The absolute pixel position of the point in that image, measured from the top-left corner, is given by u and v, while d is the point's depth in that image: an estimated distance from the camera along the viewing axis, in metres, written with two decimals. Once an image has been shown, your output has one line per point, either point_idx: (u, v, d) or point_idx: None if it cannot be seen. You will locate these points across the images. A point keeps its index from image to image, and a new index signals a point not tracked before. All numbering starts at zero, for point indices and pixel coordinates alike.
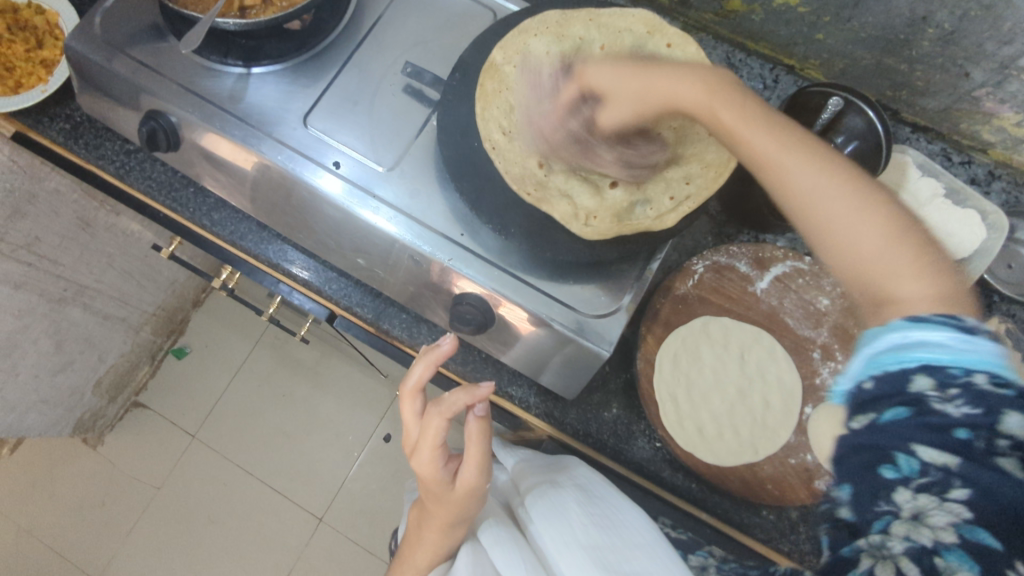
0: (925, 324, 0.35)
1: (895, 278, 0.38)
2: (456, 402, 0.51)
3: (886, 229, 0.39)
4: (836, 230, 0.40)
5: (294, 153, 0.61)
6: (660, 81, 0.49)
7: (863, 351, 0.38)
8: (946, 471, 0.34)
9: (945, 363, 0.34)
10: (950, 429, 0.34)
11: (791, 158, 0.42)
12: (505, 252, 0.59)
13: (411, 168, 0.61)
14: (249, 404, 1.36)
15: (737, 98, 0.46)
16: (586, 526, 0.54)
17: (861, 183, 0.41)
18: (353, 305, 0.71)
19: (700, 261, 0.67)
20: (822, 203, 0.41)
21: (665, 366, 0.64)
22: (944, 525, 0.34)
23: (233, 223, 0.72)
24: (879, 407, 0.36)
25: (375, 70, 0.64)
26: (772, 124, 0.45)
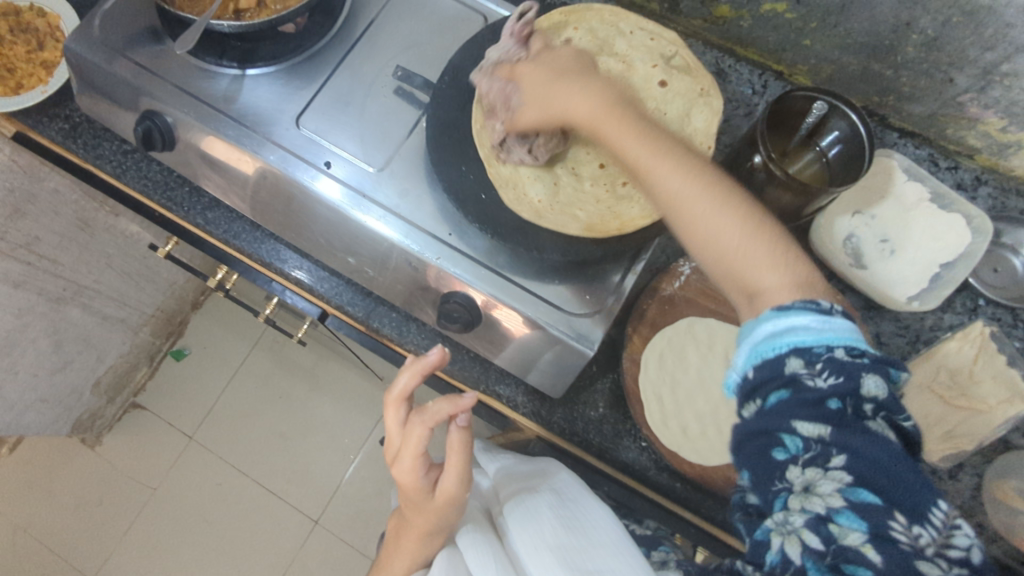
0: (790, 311, 0.39)
1: (756, 269, 0.42)
2: (439, 411, 0.53)
3: (742, 224, 0.43)
4: (697, 224, 0.44)
5: (286, 154, 0.62)
6: (560, 94, 0.51)
7: (745, 343, 0.41)
8: (823, 442, 0.36)
9: (811, 343, 0.37)
10: (824, 401, 0.36)
11: (662, 166, 0.46)
12: (493, 251, 0.60)
13: (400, 167, 0.62)
14: (246, 406, 1.37)
15: (627, 115, 0.49)
16: (557, 530, 0.54)
17: (716, 182, 0.45)
18: (344, 304, 0.72)
19: (687, 263, 0.68)
20: (685, 205, 0.44)
21: (650, 366, 0.65)
22: (831, 491, 0.36)
23: (227, 222, 0.73)
24: (765, 392, 0.39)
25: (367, 72, 0.66)
26: (647, 133, 0.48)
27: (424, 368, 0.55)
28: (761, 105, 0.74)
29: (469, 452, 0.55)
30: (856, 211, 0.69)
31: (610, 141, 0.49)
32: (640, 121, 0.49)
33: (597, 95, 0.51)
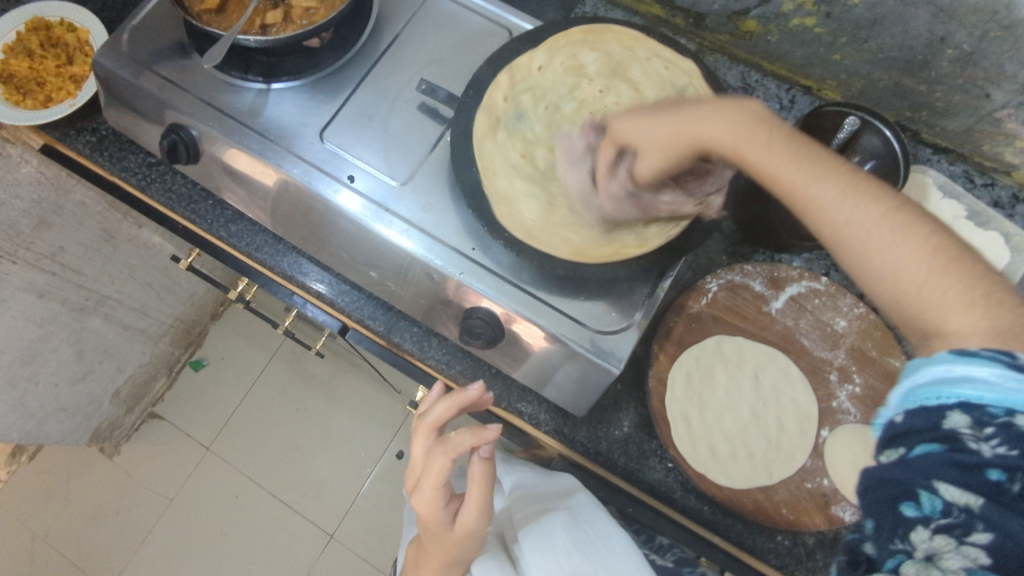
0: (971, 358, 0.32)
1: (943, 311, 0.36)
2: (462, 443, 0.52)
3: (933, 265, 0.36)
4: (881, 257, 0.37)
5: (310, 167, 0.61)
6: (687, 122, 0.43)
7: (905, 380, 0.35)
8: (969, 513, 0.31)
9: (985, 402, 0.31)
10: (981, 469, 0.31)
11: (828, 195, 0.39)
12: (517, 268, 0.59)
13: (424, 181, 0.62)
14: (263, 418, 1.37)
15: (776, 132, 0.41)
16: (574, 556, 0.54)
17: (899, 210, 0.38)
18: (365, 318, 0.71)
19: (714, 279, 0.66)
20: (861, 239, 0.38)
21: (677, 384, 0.63)
22: (958, 570, 0.31)
23: (250, 235, 0.73)
24: (912, 440, 0.33)
25: (391, 87, 0.65)
26: (808, 154, 0.40)
27: (463, 400, 0.54)
28: (790, 122, 0.73)
29: (492, 484, 0.54)
30: None
31: (754, 168, 0.41)
32: (797, 138, 0.41)
33: (733, 109, 0.42)
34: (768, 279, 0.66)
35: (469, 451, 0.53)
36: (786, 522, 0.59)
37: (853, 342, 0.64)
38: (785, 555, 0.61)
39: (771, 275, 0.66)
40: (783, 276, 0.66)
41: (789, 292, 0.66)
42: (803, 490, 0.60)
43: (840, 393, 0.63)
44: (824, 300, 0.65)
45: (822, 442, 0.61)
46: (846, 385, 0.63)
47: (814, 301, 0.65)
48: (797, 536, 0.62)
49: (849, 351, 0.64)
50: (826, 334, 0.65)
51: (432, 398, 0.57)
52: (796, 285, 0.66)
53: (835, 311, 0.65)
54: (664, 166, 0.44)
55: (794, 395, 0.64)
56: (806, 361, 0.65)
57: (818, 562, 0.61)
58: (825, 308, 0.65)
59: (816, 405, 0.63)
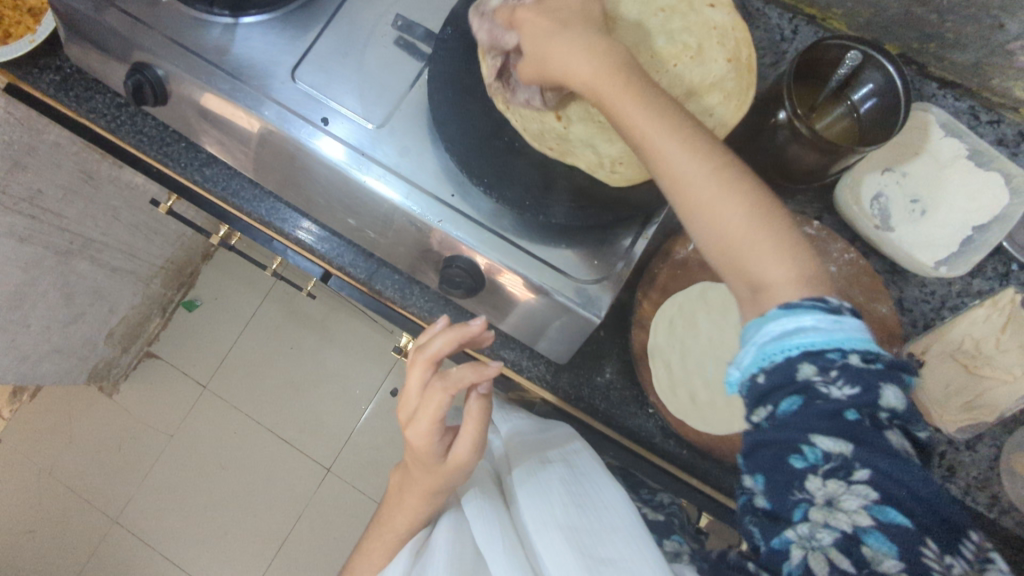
0: (796, 310, 0.38)
1: (756, 260, 0.41)
2: (462, 378, 0.52)
3: (744, 212, 0.41)
4: (700, 202, 0.41)
5: (283, 110, 0.58)
6: (558, 50, 0.44)
7: (751, 340, 0.40)
8: (845, 457, 0.37)
9: (822, 348, 0.37)
10: (840, 412, 0.37)
11: (671, 144, 0.41)
12: (498, 215, 0.57)
13: (401, 123, 0.59)
14: (259, 357, 1.38)
15: (628, 82, 0.43)
16: (567, 507, 0.53)
17: (727, 164, 0.41)
18: (346, 266, 0.70)
19: None
20: (692, 189, 0.41)
21: (660, 332, 0.63)
22: (856, 508, 0.37)
23: (226, 179, 0.71)
24: (775, 397, 0.38)
25: (365, 20, 0.61)
26: (653, 102, 0.42)
27: (463, 334, 0.54)
28: (791, 55, 0.69)
29: (487, 419, 0.56)
30: (886, 168, 0.65)
31: (609, 109, 0.43)
32: (648, 89, 0.43)
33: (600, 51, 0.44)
34: None
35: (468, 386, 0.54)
36: None
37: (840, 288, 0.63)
38: None
39: None
40: None
41: None
42: None
43: None
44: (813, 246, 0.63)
45: None
46: None
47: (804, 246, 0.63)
48: None
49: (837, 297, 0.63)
50: None
51: (430, 330, 0.56)
52: None
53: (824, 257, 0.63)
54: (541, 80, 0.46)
55: None
56: None
57: None
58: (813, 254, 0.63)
59: None
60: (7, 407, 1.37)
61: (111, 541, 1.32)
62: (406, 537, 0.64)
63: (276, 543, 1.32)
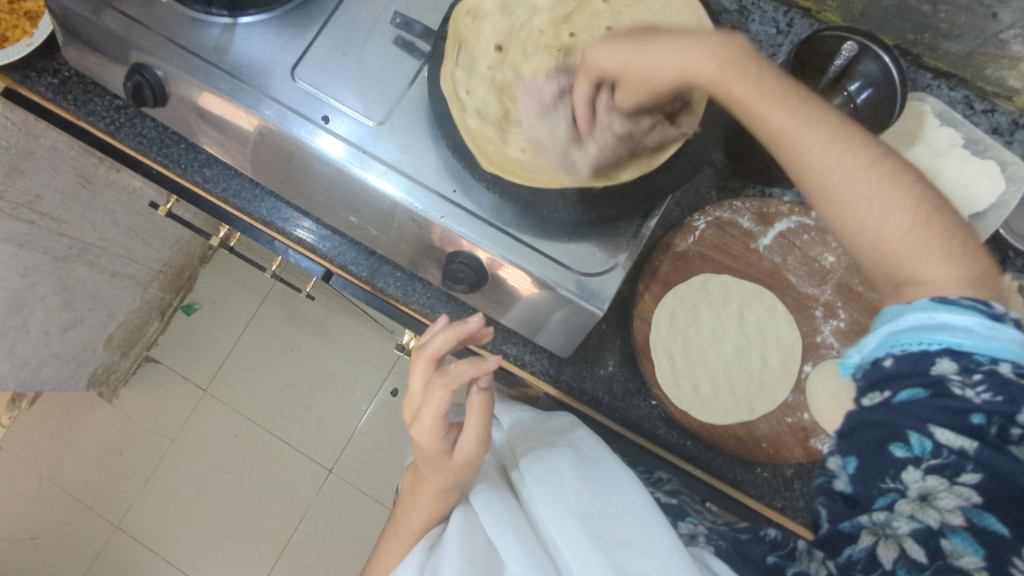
0: (953, 307, 0.37)
1: (921, 262, 0.41)
2: (462, 374, 0.52)
3: (909, 215, 0.42)
4: (857, 208, 0.43)
5: (283, 109, 0.58)
6: (661, 56, 0.47)
7: (886, 327, 0.39)
8: (960, 455, 0.35)
9: (968, 348, 0.35)
10: (968, 413, 0.35)
11: (812, 139, 0.43)
12: (499, 210, 0.57)
13: (402, 120, 0.59)
14: (258, 359, 1.38)
15: (765, 76, 0.45)
16: (578, 491, 0.53)
17: (881, 163, 0.43)
18: (348, 263, 0.70)
19: (701, 217, 0.65)
20: (844, 185, 0.43)
21: (662, 324, 0.63)
22: (951, 507, 0.35)
23: (226, 179, 0.71)
24: (899, 386, 0.37)
25: (365, 18, 0.62)
26: (796, 100, 0.45)
27: (462, 332, 0.54)
28: (786, 47, 0.69)
29: (490, 415, 0.55)
30: None
31: (739, 104, 0.45)
32: (795, 90, 0.45)
33: (710, 42, 0.46)
34: (756, 215, 0.64)
35: (469, 382, 0.54)
36: (766, 454, 0.60)
37: (840, 277, 0.63)
38: (763, 486, 0.63)
39: (760, 210, 0.64)
40: (772, 212, 0.64)
41: (777, 229, 0.64)
42: (784, 425, 0.61)
43: (825, 328, 0.63)
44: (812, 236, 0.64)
45: (804, 377, 0.62)
46: (830, 320, 0.63)
47: (803, 237, 0.64)
48: (775, 468, 0.63)
49: (836, 286, 0.63)
50: (813, 270, 0.64)
51: (432, 328, 0.57)
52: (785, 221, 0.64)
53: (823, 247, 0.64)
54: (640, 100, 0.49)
55: (778, 332, 0.64)
56: (792, 298, 0.64)
57: (796, 491, 0.63)
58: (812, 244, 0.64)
59: (800, 339, 0.63)
60: (6, 414, 1.36)
61: (114, 547, 1.32)
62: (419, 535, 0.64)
63: (279, 546, 1.32)
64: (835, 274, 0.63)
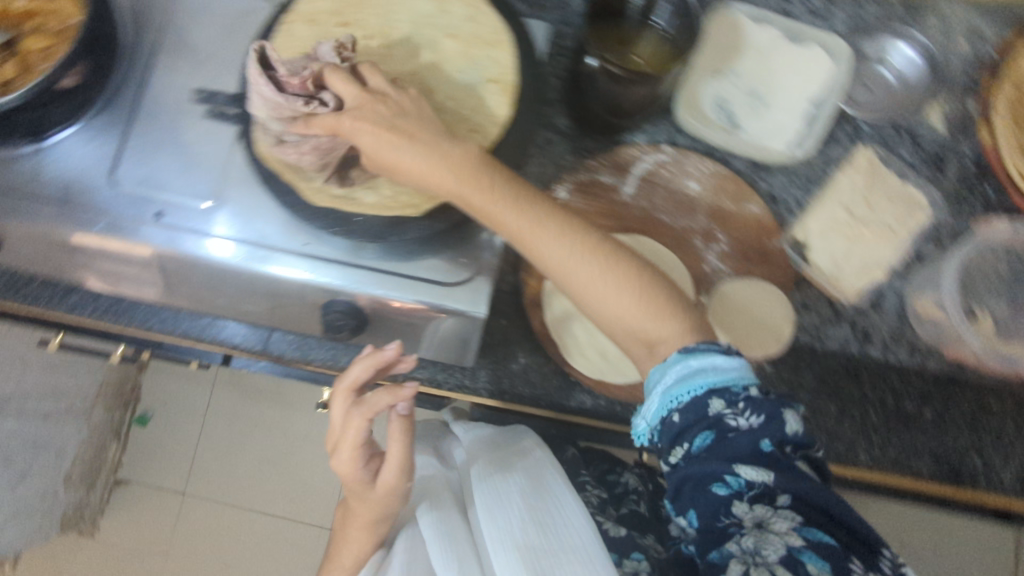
0: (698, 353, 0.48)
1: (650, 326, 0.53)
2: (378, 403, 0.51)
3: (632, 294, 0.53)
4: (590, 294, 0.53)
5: (114, 219, 0.57)
6: (407, 163, 0.52)
7: (655, 392, 0.50)
8: (769, 485, 0.45)
9: (726, 385, 0.47)
10: (757, 441, 0.46)
11: (543, 231, 0.52)
12: (357, 248, 0.57)
13: (235, 192, 0.58)
14: (226, 446, 1.36)
15: (489, 178, 0.51)
16: (524, 524, 0.53)
17: (600, 247, 0.54)
18: (238, 343, 0.68)
19: (562, 187, 0.65)
20: (571, 271, 0.52)
21: (554, 305, 0.64)
22: (786, 529, 0.45)
23: (94, 300, 0.68)
24: (693, 433, 0.47)
25: (170, 102, 0.61)
26: (522, 200, 0.52)
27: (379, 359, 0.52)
28: None
29: (411, 440, 0.55)
30: (716, 71, 0.66)
31: (478, 206, 0.52)
32: (521, 190, 0.53)
33: (443, 155, 0.51)
34: (613, 167, 0.66)
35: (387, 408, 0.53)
36: None
37: (709, 201, 0.66)
38: None
39: (615, 161, 0.66)
40: (626, 159, 0.66)
41: (637, 174, 0.66)
42: None
43: (708, 254, 0.65)
44: (671, 170, 0.66)
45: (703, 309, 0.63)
46: (711, 246, 0.65)
47: (662, 175, 0.66)
48: None
49: (708, 213, 0.66)
50: (680, 203, 0.66)
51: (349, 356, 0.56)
52: (642, 165, 0.66)
53: (683, 177, 0.66)
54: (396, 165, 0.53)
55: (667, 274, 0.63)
56: (670, 237, 0.65)
57: None
58: (674, 178, 0.66)
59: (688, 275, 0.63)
60: None
61: None
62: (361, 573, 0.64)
63: None
64: (702, 200, 0.66)
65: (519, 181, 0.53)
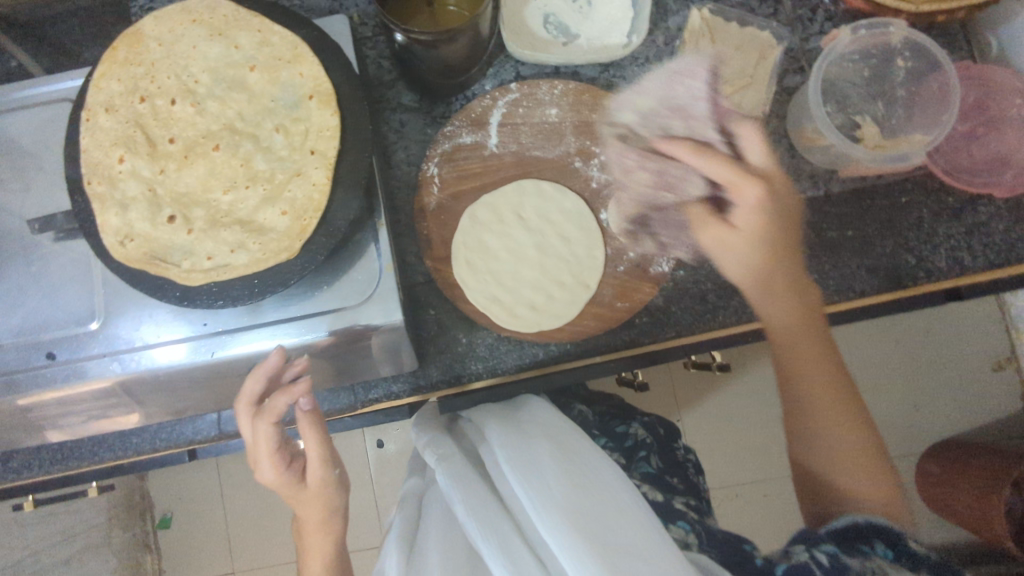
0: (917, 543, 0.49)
1: (846, 475, 0.53)
2: (277, 405, 0.53)
3: (862, 469, 0.53)
4: (815, 439, 0.55)
5: (11, 375, 0.56)
6: (734, 250, 0.55)
7: None
8: (914, 560, 0.46)
9: None
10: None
11: (812, 377, 0.56)
12: (255, 308, 0.56)
13: (111, 304, 0.56)
14: (250, 516, 1.35)
15: (808, 349, 0.56)
16: (564, 484, 0.45)
17: (861, 433, 0.55)
18: (193, 437, 0.67)
19: (430, 164, 0.64)
20: (809, 416, 0.56)
21: (467, 278, 0.63)
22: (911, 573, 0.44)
23: (36, 456, 0.66)
24: None
25: (11, 243, 0.58)
26: (819, 361, 0.56)
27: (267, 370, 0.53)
28: None
29: (325, 432, 0.56)
30: None
31: (776, 338, 0.57)
32: (810, 350, 0.56)
33: (780, 301, 0.56)
34: (470, 125, 0.65)
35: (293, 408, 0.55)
36: (628, 310, 0.62)
37: (574, 119, 0.65)
38: (652, 330, 0.62)
39: (470, 118, 0.65)
40: (480, 112, 0.65)
41: (495, 122, 0.65)
42: (620, 275, 0.63)
43: (594, 171, 0.65)
44: (526, 104, 0.65)
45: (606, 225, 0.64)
46: (593, 161, 0.65)
47: (520, 112, 0.65)
48: (648, 307, 0.63)
49: (575, 130, 0.64)
50: (548, 132, 0.65)
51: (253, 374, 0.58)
52: (496, 111, 0.65)
53: (541, 106, 0.65)
54: (750, 265, 0.55)
55: (561, 209, 0.64)
56: (550, 168, 0.65)
57: (678, 313, 0.62)
58: (533, 111, 0.65)
59: (583, 202, 0.64)
60: None
61: None
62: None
63: None
64: (567, 121, 0.64)
65: (841, 373, 0.56)
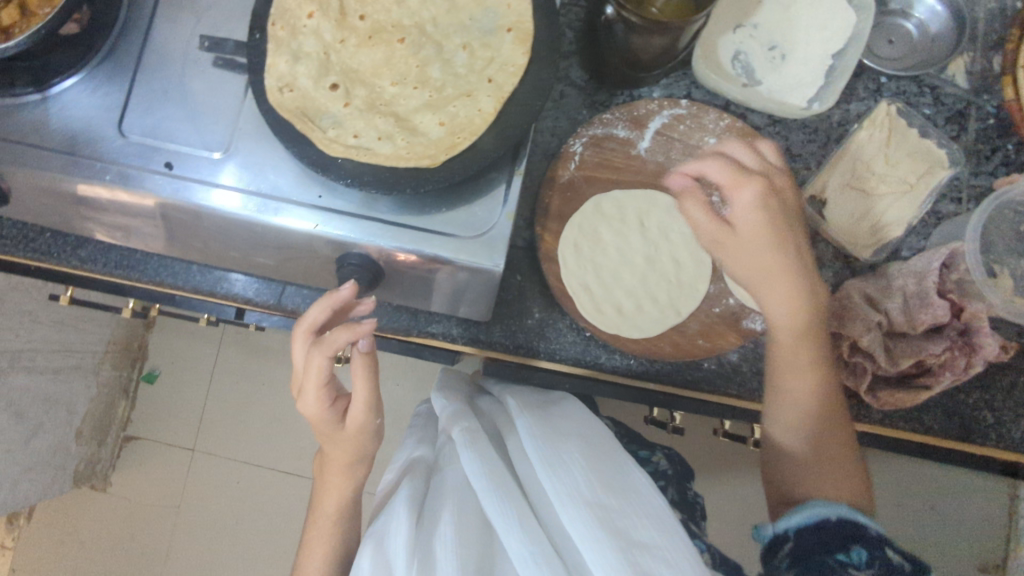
0: None
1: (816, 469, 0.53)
2: (338, 340, 0.51)
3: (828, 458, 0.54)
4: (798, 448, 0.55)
5: (122, 169, 0.55)
6: (771, 279, 0.54)
7: None
8: None
9: None
10: None
11: (809, 399, 0.55)
12: (371, 200, 0.56)
13: (243, 141, 0.57)
14: (233, 402, 1.36)
15: (817, 358, 0.55)
16: (590, 479, 0.46)
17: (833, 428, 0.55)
18: (251, 297, 0.68)
19: (576, 141, 0.64)
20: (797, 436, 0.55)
21: (568, 259, 0.63)
22: None
23: (104, 253, 0.67)
24: None
25: (175, 48, 0.59)
26: (820, 382, 0.55)
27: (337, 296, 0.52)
28: None
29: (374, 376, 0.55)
30: (738, 25, 0.66)
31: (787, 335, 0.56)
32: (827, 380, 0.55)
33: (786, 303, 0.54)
34: (629, 121, 0.65)
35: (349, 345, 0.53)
36: (705, 350, 0.62)
37: None
38: (716, 379, 0.63)
39: (631, 115, 0.65)
40: (643, 114, 0.65)
41: (653, 128, 0.65)
42: (713, 316, 0.63)
43: None
44: (688, 124, 0.65)
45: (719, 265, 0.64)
46: None
47: (680, 128, 0.65)
48: (721, 357, 0.63)
49: None
50: None
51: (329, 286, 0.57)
52: (658, 118, 0.65)
53: (702, 131, 0.65)
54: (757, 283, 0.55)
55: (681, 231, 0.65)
56: None
57: (747, 375, 0.63)
58: (692, 132, 0.65)
59: None
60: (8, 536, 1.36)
61: None
62: (341, 545, 0.65)
63: None
64: None
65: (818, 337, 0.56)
